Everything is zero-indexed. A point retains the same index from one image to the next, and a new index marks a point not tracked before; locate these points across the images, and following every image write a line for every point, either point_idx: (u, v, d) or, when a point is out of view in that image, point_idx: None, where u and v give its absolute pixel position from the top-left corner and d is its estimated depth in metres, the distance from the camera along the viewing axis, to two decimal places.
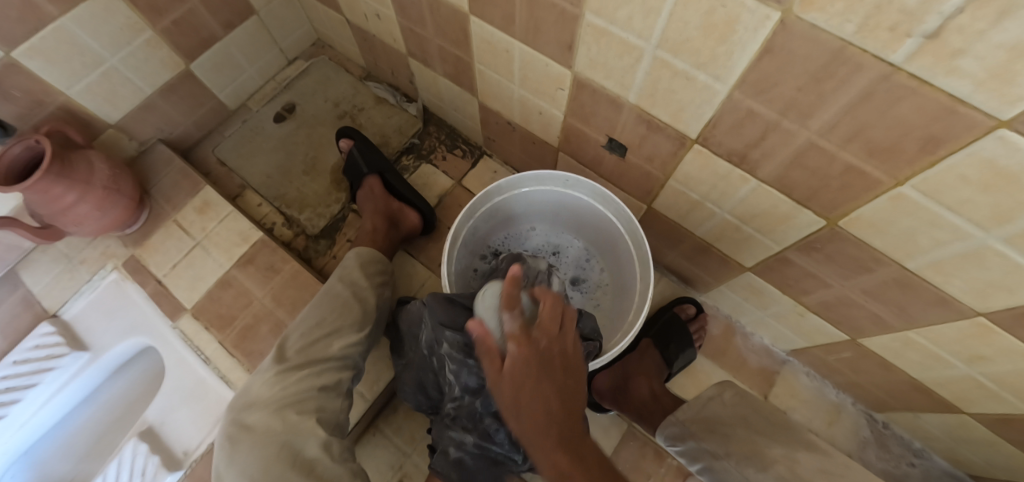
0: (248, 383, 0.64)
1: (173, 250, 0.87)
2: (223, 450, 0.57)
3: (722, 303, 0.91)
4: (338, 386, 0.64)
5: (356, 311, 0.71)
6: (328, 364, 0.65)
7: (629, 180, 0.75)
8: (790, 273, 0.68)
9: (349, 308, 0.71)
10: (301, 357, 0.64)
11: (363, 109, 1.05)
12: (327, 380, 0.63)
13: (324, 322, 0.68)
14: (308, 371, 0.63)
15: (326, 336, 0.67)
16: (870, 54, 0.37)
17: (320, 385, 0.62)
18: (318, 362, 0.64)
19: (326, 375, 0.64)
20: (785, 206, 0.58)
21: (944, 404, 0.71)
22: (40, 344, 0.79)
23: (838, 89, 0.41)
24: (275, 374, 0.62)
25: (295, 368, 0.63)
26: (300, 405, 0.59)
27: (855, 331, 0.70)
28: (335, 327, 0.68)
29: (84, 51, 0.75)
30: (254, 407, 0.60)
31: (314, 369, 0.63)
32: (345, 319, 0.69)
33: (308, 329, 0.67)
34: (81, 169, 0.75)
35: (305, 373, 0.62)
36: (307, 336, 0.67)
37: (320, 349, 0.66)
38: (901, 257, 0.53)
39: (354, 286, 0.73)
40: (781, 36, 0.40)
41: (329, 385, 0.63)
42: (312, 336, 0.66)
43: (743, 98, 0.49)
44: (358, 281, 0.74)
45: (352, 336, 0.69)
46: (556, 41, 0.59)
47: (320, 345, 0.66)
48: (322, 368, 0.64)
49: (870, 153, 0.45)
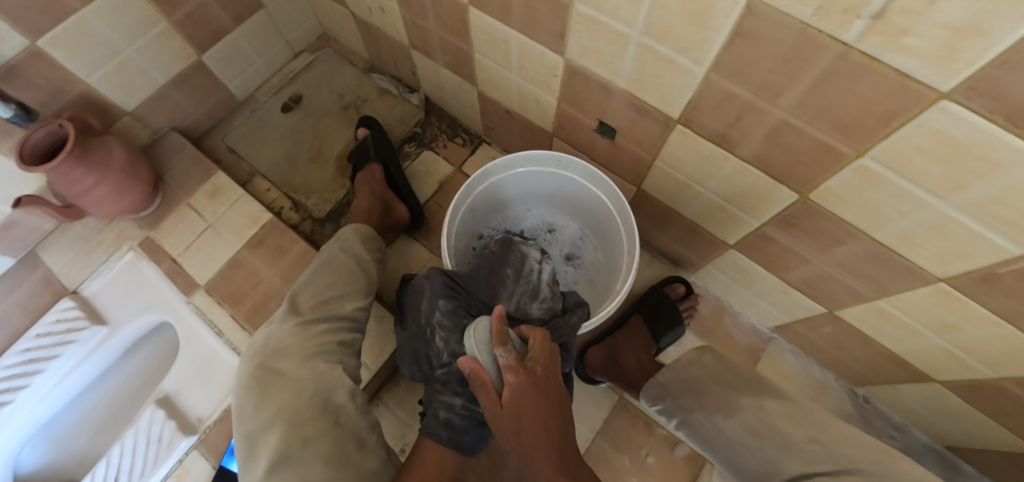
0: (263, 335, 0.67)
1: (186, 232, 0.91)
2: (249, 396, 0.60)
3: (710, 284, 0.95)
4: (352, 342, 0.70)
5: (360, 278, 0.76)
6: (341, 323, 0.70)
7: (621, 163, 0.79)
8: (772, 250, 0.72)
9: (354, 276, 0.75)
10: (316, 313, 0.68)
11: (367, 100, 1.10)
12: (342, 337, 0.68)
13: (334, 286, 0.72)
14: (324, 327, 0.67)
15: (336, 298, 0.72)
16: (827, 35, 0.41)
17: (338, 340, 0.67)
18: (331, 320, 0.69)
19: (341, 332, 0.69)
20: (764, 183, 0.62)
21: (918, 374, 0.75)
22: (61, 318, 0.83)
23: (804, 69, 0.45)
24: (295, 325, 0.66)
25: (312, 323, 0.67)
26: (323, 355, 0.64)
27: (833, 305, 0.74)
28: (343, 292, 0.73)
29: (103, 41, 0.79)
30: (278, 355, 0.63)
31: (330, 326, 0.68)
32: (353, 284, 0.74)
33: (319, 290, 0.71)
34: (100, 152, 0.79)
35: (322, 328, 0.67)
36: (318, 295, 0.71)
37: (332, 308, 0.70)
38: (870, 229, 0.57)
39: (356, 256, 0.78)
40: (750, 20, 0.44)
41: (345, 342, 0.68)
42: (323, 297, 0.71)
43: (721, 80, 0.53)
44: (361, 253, 0.79)
45: (360, 301, 0.74)
46: (550, 30, 0.63)
47: (332, 304, 0.71)
48: (336, 327, 0.69)
49: (835, 129, 0.49)
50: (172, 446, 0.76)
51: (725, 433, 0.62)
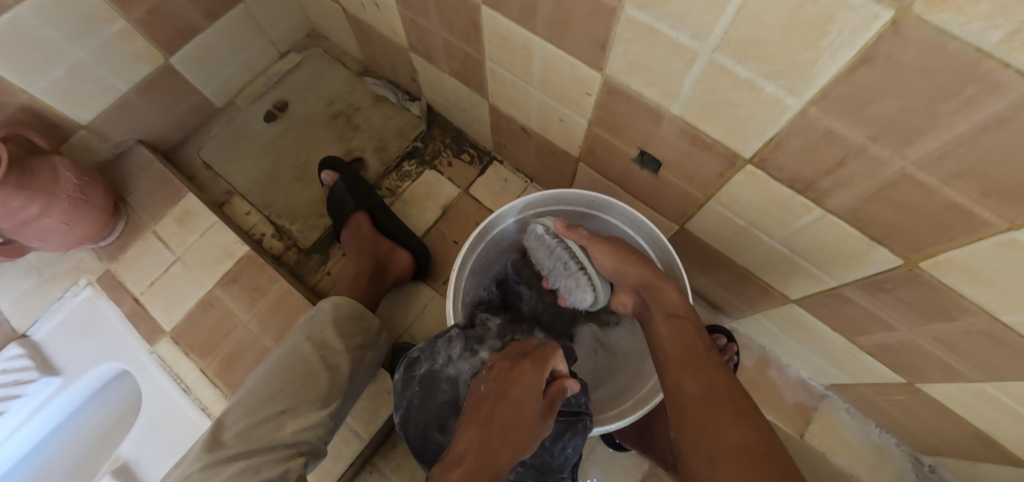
0: (175, 470, 0.51)
1: (151, 265, 0.79)
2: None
3: (755, 332, 0.83)
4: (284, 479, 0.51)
5: (321, 381, 0.56)
6: (273, 453, 0.51)
7: (661, 198, 0.66)
8: (848, 312, 0.59)
9: (313, 379, 0.56)
10: (240, 444, 0.50)
11: (360, 109, 0.96)
12: (269, 475, 0.50)
13: (278, 397, 0.54)
14: (246, 465, 0.50)
15: (278, 416, 0.53)
16: (1015, 70, 0.27)
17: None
18: (260, 451, 0.51)
19: (268, 468, 0.50)
20: (856, 243, 0.49)
21: (1013, 460, 0.62)
22: (5, 369, 0.72)
23: (960, 111, 0.32)
24: (200, 468, 0.49)
25: (229, 461, 0.50)
26: None
27: (916, 378, 0.61)
28: (291, 403, 0.54)
29: (45, 44, 0.66)
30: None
31: (254, 461, 0.50)
32: (305, 393, 0.55)
33: (256, 404, 0.53)
34: (42, 178, 0.67)
35: (241, 467, 0.49)
36: (252, 413, 0.53)
37: (268, 432, 0.52)
38: (999, 311, 0.44)
39: (323, 346, 0.59)
40: (891, 42, 0.31)
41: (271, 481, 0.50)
42: (259, 414, 0.53)
43: (822, 117, 0.39)
44: (331, 343, 0.59)
45: (312, 417, 0.54)
46: (586, 39, 0.50)
47: (267, 426, 0.52)
48: (264, 460, 0.50)
49: (985, 192, 0.36)
50: None
51: None
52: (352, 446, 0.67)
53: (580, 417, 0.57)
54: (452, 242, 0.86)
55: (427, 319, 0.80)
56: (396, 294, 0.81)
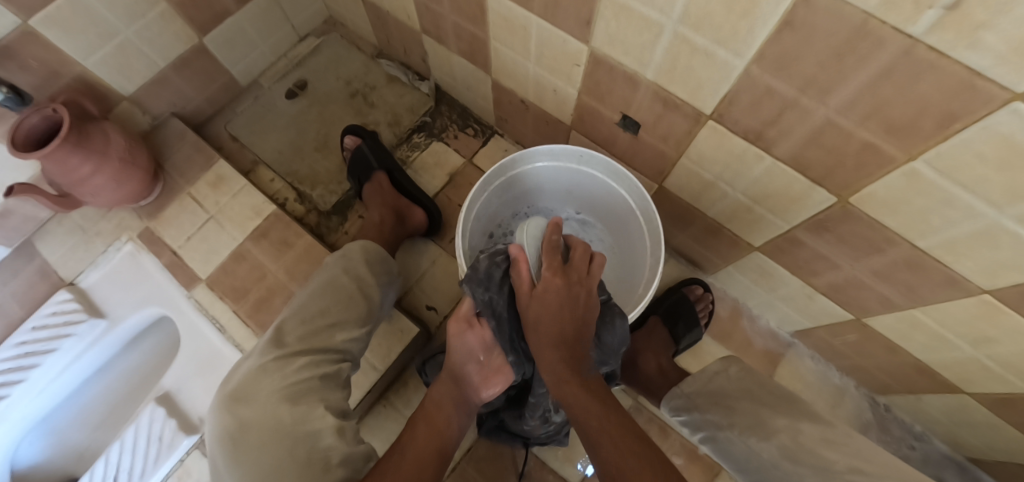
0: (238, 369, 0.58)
1: (187, 223, 0.88)
2: (221, 442, 0.52)
3: (729, 286, 0.92)
4: (338, 376, 0.61)
5: (360, 304, 0.68)
6: (328, 355, 0.61)
7: (642, 159, 0.76)
8: (800, 254, 0.69)
9: (353, 301, 0.67)
10: (303, 344, 0.60)
11: (375, 88, 1.06)
12: (328, 370, 0.60)
13: (328, 312, 0.64)
14: (309, 360, 0.59)
15: (329, 327, 0.63)
16: (889, 26, 0.37)
17: (323, 374, 0.59)
18: (319, 351, 0.61)
19: (326, 365, 0.60)
20: (799, 185, 0.59)
21: (946, 386, 0.71)
22: (57, 311, 0.81)
23: (859, 64, 0.42)
24: (272, 359, 0.57)
25: (294, 356, 0.58)
26: (303, 395, 0.55)
27: (862, 314, 0.71)
28: (339, 319, 0.65)
29: (100, 22, 0.75)
30: (249, 398, 0.54)
31: (315, 358, 0.60)
32: (348, 312, 0.66)
33: (308, 316, 0.63)
34: (97, 140, 0.76)
35: (307, 360, 0.59)
36: (306, 323, 0.62)
37: (323, 338, 0.62)
38: (913, 237, 0.53)
39: (359, 278, 0.70)
40: (803, 10, 0.40)
41: (329, 375, 0.60)
42: (314, 323, 0.63)
43: (762, 75, 0.49)
44: (363, 275, 0.71)
45: (355, 332, 0.66)
46: (575, 17, 0.59)
47: (321, 335, 0.62)
48: (322, 359, 0.60)
49: (886, 131, 0.45)
50: (172, 448, 0.74)
51: (758, 456, 0.59)
52: (369, 377, 0.76)
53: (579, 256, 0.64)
54: (457, 206, 0.95)
55: (436, 273, 0.90)
56: (407, 251, 0.91)
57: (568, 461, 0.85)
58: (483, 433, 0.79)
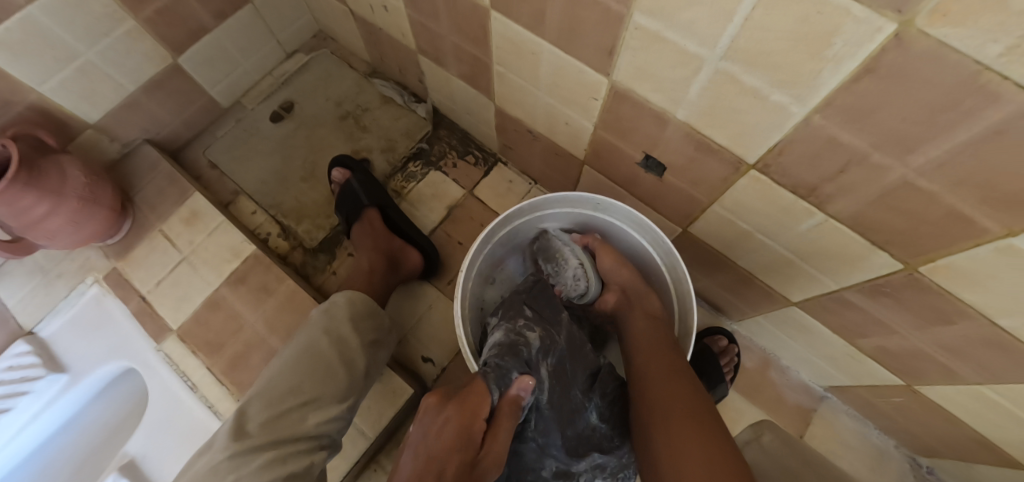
0: (197, 463, 0.52)
1: (158, 264, 0.80)
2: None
3: (756, 334, 0.84)
4: (309, 471, 0.52)
5: (341, 374, 0.58)
6: (298, 444, 0.53)
7: (665, 201, 0.67)
8: (849, 316, 0.60)
9: (331, 371, 0.58)
10: (264, 436, 0.52)
11: (368, 110, 0.97)
12: (296, 467, 0.51)
13: (300, 388, 0.56)
14: (271, 456, 0.51)
15: (301, 408, 0.55)
16: (1013, 83, 0.28)
17: (287, 474, 0.50)
18: (286, 442, 0.52)
19: (294, 459, 0.52)
20: (858, 247, 0.50)
21: (1014, 464, 0.63)
22: (14, 365, 0.73)
23: (962, 122, 0.33)
24: (227, 458, 0.50)
25: (253, 452, 0.51)
26: None
27: (916, 380, 0.62)
28: (311, 396, 0.56)
29: (56, 43, 0.67)
30: None
31: (280, 451, 0.51)
32: (325, 386, 0.57)
33: (277, 396, 0.55)
34: (53, 176, 0.68)
35: (270, 457, 0.51)
36: (273, 405, 0.54)
37: (292, 423, 0.54)
38: (1001, 316, 0.45)
39: (340, 341, 0.60)
40: (894, 54, 0.32)
41: (297, 473, 0.51)
42: (282, 405, 0.54)
43: (826, 124, 0.41)
44: (346, 336, 0.61)
45: (333, 410, 0.56)
46: (595, 46, 0.51)
47: (290, 418, 0.54)
48: (289, 452, 0.52)
49: (986, 200, 0.37)
50: None
51: None
52: (357, 446, 0.68)
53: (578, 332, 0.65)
54: (457, 243, 0.87)
55: (433, 319, 0.81)
56: (402, 295, 0.82)
57: None
58: None
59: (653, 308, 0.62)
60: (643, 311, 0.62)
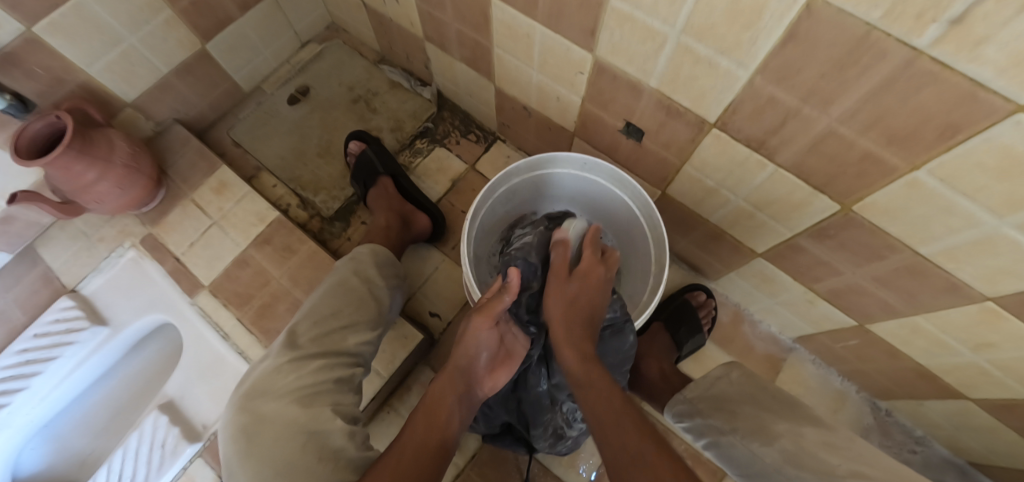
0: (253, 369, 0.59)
1: (190, 229, 0.89)
2: (235, 443, 0.52)
3: (731, 291, 0.93)
4: (351, 380, 0.61)
5: (371, 306, 0.68)
6: (341, 358, 0.61)
7: (645, 165, 0.77)
8: (802, 260, 0.70)
9: (364, 304, 0.68)
10: (315, 346, 0.60)
11: (378, 94, 1.06)
12: (342, 374, 0.60)
13: (340, 314, 0.65)
14: (322, 363, 0.59)
15: (341, 330, 0.64)
16: (894, 39, 0.37)
17: (336, 378, 0.59)
18: (332, 354, 0.61)
19: (339, 368, 0.60)
20: (802, 192, 0.59)
21: (946, 390, 0.72)
22: (60, 318, 0.81)
23: (861, 75, 0.42)
24: (287, 361, 0.58)
25: (307, 358, 0.59)
26: (316, 398, 0.55)
27: (862, 318, 0.72)
28: (350, 321, 0.65)
29: (103, 29, 0.75)
30: (265, 398, 0.55)
31: (329, 360, 0.60)
32: (360, 314, 0.67)
33: (322, 318, 0.64)
34: (102, 146, 0.76)
35: (322, 363, 0.59)
36: (320, 325, 0.63)
37: (336, 340, 0.62)
38: (915, 244, 0.54)
39: (368, 282, 0.71)
40: (807, 22, 0.41)
41: (342, 379, 0.59)
42: (327, 325, 0.63)
43: (765, 84, 0.50)
44: (374, 278, 0.71)
45: (366, 335, 0.66)
46: (579, 26, 0.60)
47: (334, 337, 0.63)
48: (336, 361, 0.60)
49: (888, 140, 0.46)
50: (175, 454, 0.74)
51: (761, 461, 0.59)
52: (373, 383, 0.76)
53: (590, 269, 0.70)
54: (460, 211, 0.96)
55: (439, 278, 0.90)
56: (411, 256, 0.91)
57: (572, 467, 0.85)
58: (487, 438, 0.79)
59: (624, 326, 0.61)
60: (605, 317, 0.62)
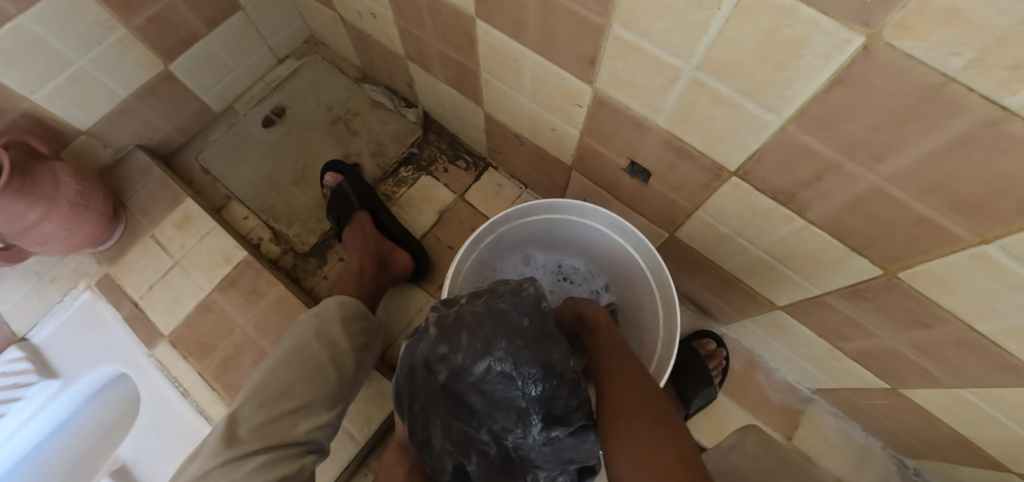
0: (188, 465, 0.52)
1: (150, 269, 0.81)
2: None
3: (744, 336, 0.85)
4: (299, 475, 0.53)
5: (330, 380, 0.59)
6: (288, 450, 0.54)
7: (650, 206, 0.68)
8: (830, 318, 0.61)
9: (323, 376, 0.59)
10: (257, 440, 0.52)
11: (358, 115, 0.98)
12: (287, 470, 0.52)
13: (290, 393, 0.56)
14: (263, 461, 0.51)
15: (292, 413, 0.56)
16: (976, 94, 0.29)
17: (279, 477, 0.51)
18: (278, 446, 0.53)
19: (284, 464, 0.53)
20: (835, 251, 0.51)
21: (990, 462, 0.63)
22: (5, 371, 0.73)
23: (926, 132, 0.33)
24: (219, 463, 0.50)
25: (246, 456, 0.51)
26: None
27: (897, 382, 0.63)
28: (302, 402, 0.57)
29: (48, 52, 0.67)
30: None
31: (271, 456, 0.52)
32: (316, 391, 0.58)
33: (269, 400, 0.56)
34: (44, 183, 0.69)
35: (262, 461, 0.51)
36: (266, 410, 0.55)
37: (284, 428, 0.55)
38: (971, 319, 0.45)
39: (331, 345, 0.61)
40: (861, 66, 0.32)
41: (287, 476, 0.52)
42: (273, 410, 0.55)
43: (800, 132, 0.41)
44: (337, 340, 0.62)
45: (323, 416, 0.57)
46: (575, 54, 0.51)
47: (283, 423, 0.55)
48: (280, 455, 0.53)
49: (953, 208, 0.37)
50: None
51: None
52: (345, 448, 0.68)
53: (547, 334, 0.52)
54: (446, 246, 0.87)
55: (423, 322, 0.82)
56: (393, 298, 0.83)
57: None
58: None
59: (607, 333, 0.59)
60: (609, 338, 0.59)
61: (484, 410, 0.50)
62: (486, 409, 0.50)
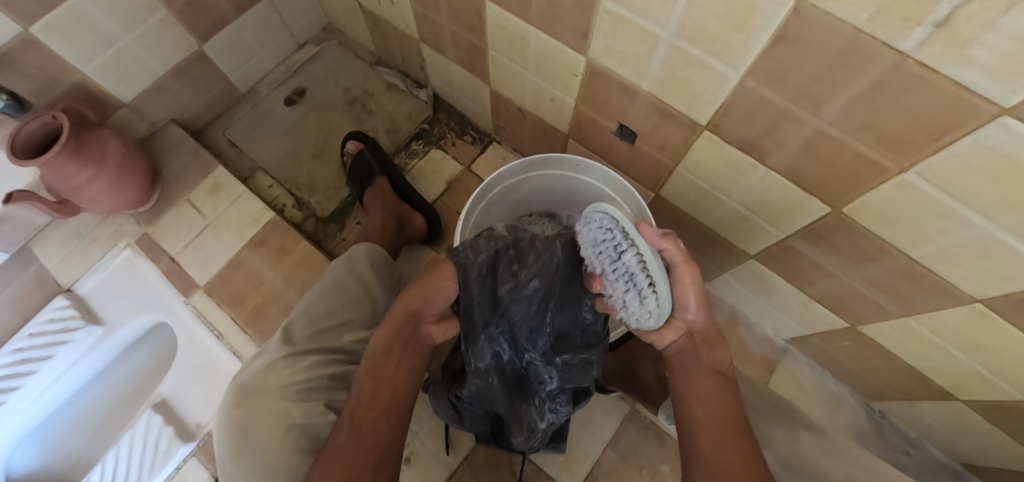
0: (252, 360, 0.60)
1: (184, 230, 0.88)
2: (233, 435, 0.53)
3: (727, 294, 0.93)
4: (346, 377, 0.62)
5: (366, 306, 0.69)
6: (337, 355, 0.62)
7: (639, 168, 0.77)
8: (796, 262, 0.70)
9: (360, 303, 0.68)
10: (312, 343, 0.62)
11: (373, 95, 1.06)
12: (337, 371, 0.61)
13: (335, 313, 0.66)
14: (319, 359, 0.60)
15: (338, 327, 0.65)
16: (882, 41, 0.37)
17: (332, 374, 0.60)
18: (328, 351, 0.62)
19: (334, 366, 0.61)
20: (794, 195, 0.60)
21: (938, 392, 0.72)
22: (55, 317, 0.81)
23: (851, 78, 0.42)
24: (282, 357, 0.59)
25: (304, 355, 0.60)
26: (312, 393, 0.56)
27: (856, 321, 0.72)
28: (347, 319, 0.66)
29: (98, 30, 0.75)
30: (264, 392, 0.56)
31: (325, 356, 0.61)
32: (355, 313, 0.67)
33: (318, 316, 0.65)
34: (96, 147, 0.76)
35: (317, 359, 0.60)
36: (317, 323, 0.64)
37: (331, 338, 0.64)
38: (905, 245, 0.54)
39: (363, 281, 0.71)
40: (796, 24, 0.41)
41: (338, 376, 0.60)
42: (323, 323, 0.64)
43: (756, 86, 0.50)
44: (369, 278, 0.72)
45: (362, 333, 0.66)
46: (572, 28, 0.60)
47: (330, 334, 0.64)
48: (331, 359, 0.61)
49: (879, 142, 0.46)
50: (168, 455, 0.74)
51: None
52: None
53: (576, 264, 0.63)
54: (455, 213, 0.96)
55: None
56: (407, 256, 0.92)
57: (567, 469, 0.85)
58: (482, 440, 0.78)
59: (719, 360, 0.56)
60: (710, 362, 0.56)
61: (527, 324, 0.60)
62: (527, 314, 0.59)
